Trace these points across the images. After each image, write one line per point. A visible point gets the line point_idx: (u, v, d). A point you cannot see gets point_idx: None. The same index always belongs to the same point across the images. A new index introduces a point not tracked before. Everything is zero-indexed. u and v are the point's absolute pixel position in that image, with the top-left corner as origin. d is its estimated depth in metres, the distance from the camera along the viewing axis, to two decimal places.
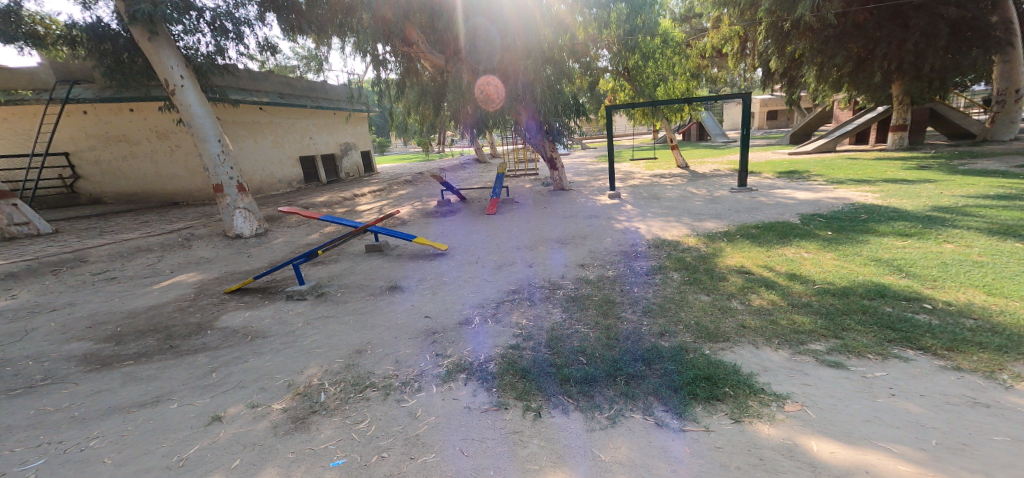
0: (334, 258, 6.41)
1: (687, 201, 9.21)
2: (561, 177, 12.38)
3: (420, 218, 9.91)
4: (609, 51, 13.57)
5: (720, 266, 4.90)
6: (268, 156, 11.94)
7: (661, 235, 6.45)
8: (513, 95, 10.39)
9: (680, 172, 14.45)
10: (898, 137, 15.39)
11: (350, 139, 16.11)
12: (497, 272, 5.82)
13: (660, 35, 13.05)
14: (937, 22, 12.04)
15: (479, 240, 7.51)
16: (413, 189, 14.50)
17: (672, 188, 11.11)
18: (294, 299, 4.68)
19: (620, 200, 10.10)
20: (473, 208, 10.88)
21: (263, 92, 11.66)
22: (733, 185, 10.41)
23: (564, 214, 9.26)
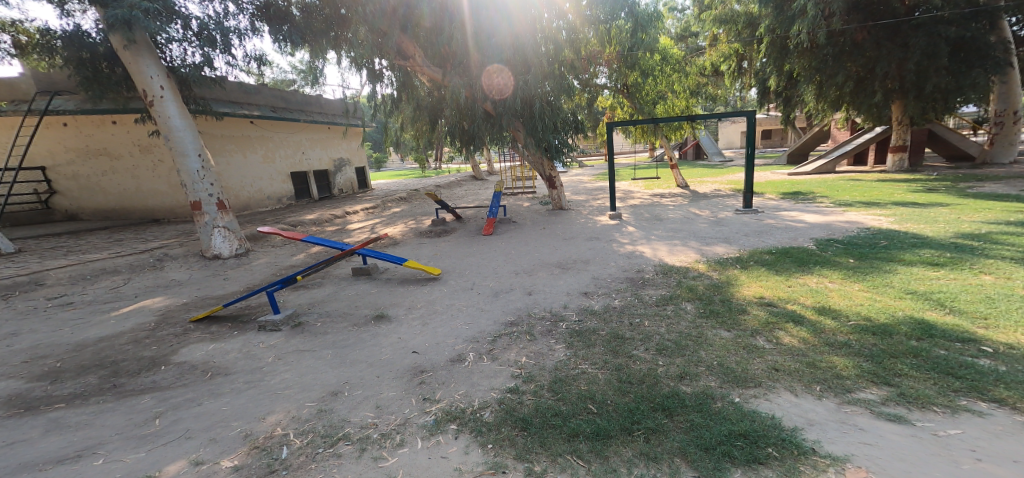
0: (318, 282, 5.95)
1: (691, 223, 8.87)
2: (560, 196, 12.06)
3: (413, 237, 9.50)
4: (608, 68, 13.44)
5: (737, 296, 4.47)
6: (258, 172, 11.57)
7: (669, 260, 6.07)
8: (512, 112, 10.15)
9: (680, 192, 14.22)
10: (898, 159, 15.26)
11: (344, 155, 15.80)
12: (494, 300, 5.37)
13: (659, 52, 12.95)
14: (937, 41, 12.02)
15: (475, 263, 7.08)
16: (407, 206, 14.12)
17: (675, 209, 10.77)
18: (267, 330, 4.19)
19: (621, 221, 9.76)
20: (469, 228, 10.48)
21: (254, 106, 11.38)
22: (738, 206, 10.12)
23: (564, 235, 8.87)
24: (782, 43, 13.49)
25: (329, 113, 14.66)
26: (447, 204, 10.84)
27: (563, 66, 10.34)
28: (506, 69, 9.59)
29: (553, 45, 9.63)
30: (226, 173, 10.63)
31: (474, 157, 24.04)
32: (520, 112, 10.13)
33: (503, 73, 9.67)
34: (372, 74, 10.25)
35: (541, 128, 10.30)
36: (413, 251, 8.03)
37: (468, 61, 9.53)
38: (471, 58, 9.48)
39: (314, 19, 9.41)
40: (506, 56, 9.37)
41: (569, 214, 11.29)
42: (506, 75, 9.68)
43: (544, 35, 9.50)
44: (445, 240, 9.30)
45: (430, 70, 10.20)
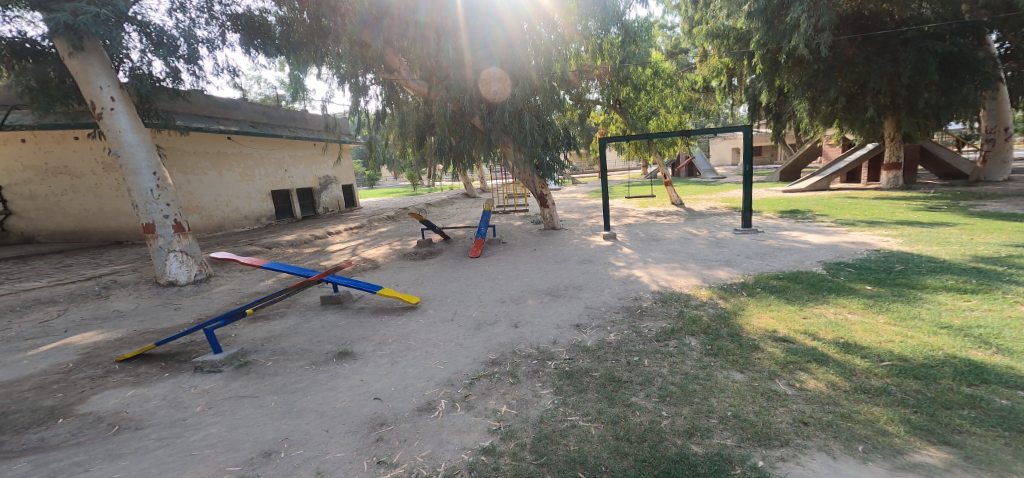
0: (280, 311, 5.35)
1: (688, 244, 8.42)
2: (551, 215, 11.62)
3: (396, 260, 8.96)
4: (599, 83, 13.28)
5: (748, 330, 3.90)
6: (235, 190, 11.04)
7: (668, 286, 5.57)
8: (501, 126, 9.82)
9: (674, 209, 13.88)
10: (892, 176, 15.00)
11: (330, 173, 15.36)
12: (475, 333, 4.81)
13: (651, 67, 12.80)
14: (926, 57, 11.93)
15: (458, 290, 6.53)
16: (394, 225, 13.59)
17: (671, 228, 10.33)
18: (204, 371, 3.58)
19: (615, 242, 9.32)
20: (456, 249, 9.95)
21: (231, 121, 11.01)
22: (736, 225, 9.74)
23: (555, 258, 8.36)
24: (774, 58, 13.39)
25: (314, 129, 14.27)
26: (432, 224, 10.32)
27: (554, 80, 10.09)
28: (497, 79, 9.37)
29: (546, 55, 9.37)
30: (199, 191, 10.08)
31: (466, 175, 23.73)
32: (508, 126, 9.77)
33: (497, 81, 9.43)
34: (357, 87, 9.89)
35: (531, 142, 9.91)
36: (392, 276, 7.47)
37: (457, 73, 9.25)
38: (461, 69, 9.26)
39: (297, 30, 9.17)
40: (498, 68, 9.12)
41: (560, 235, 10.80)
42: (500, 83, 9.45)
43: (536, 44, 9.26)
44: (429, 262, 8.75)
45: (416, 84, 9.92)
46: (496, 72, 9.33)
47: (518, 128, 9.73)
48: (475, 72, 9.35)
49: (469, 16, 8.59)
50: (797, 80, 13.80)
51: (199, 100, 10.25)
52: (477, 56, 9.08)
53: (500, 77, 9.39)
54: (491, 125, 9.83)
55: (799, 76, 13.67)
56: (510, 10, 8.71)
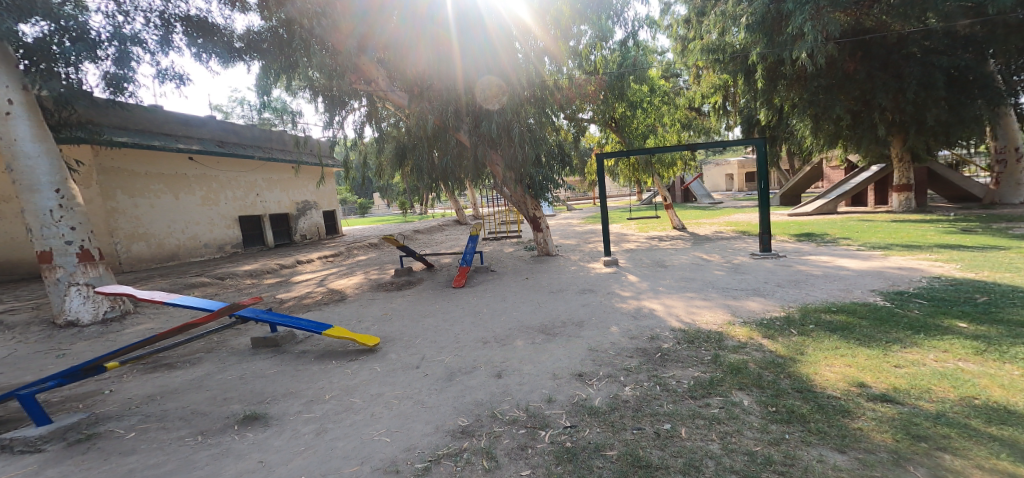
0: (194, 357, 4.15)
1: (703, 270, 7.36)
2: (545, 240, 10.56)
3: (368, 291, 7.81)
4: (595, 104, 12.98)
5: (822, 383, 2.78)
6: (194, 215, 9.94)
7: (691, 324, 4.47)
8: (489, 142, 9.14)
9: (678, 234, 12.97)
10: (904, 198, 14.06)
11: (310, 198, 14.41)
12: (445, 386, 3.63)
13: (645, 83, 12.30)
14: (932, 71, 11.49)
15: (433, 327, 5.37)
16: (375, 253, 12.48)
17: (679, 254, 9.31)
18: (14, 453, 2.43)
19: (619, 268, 8.28)
20: (438, 279, 8.81)
21: (194, 138, 10.20)
22: (752, 249, 8.76)
23: (551, 288, 7.26)
24: (774, 73, 12.91)
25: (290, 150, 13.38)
26: (412, 251, 9.19)
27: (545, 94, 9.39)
28: (484, 93, 8.60)
29: (534, 73, 8.75)
30: (149, 217, 8.96)
31: (457, 200, 22.97)
32: (496, 140, 9.01)
33: (485, 91, 8.63)
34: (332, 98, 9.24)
35: (523, 157, 9.02)
36: (357, 308, 6.30)
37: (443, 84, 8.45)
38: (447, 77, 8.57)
39: (268, 40, 8.61)
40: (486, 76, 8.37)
41: (555, 262, 9.72)
42: (488, 94, 8.65)
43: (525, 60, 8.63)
44: (406, 294, 7.59)
45: (396, 97, 9.17)
46: (485, 81, 8.54)
47: (508, 144, 8.94)
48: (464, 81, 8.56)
49: (452, 26, 7.92)
50: (798, 97, 13.36)
51: (156, 114, 9.51)
52: (464, 67, 8.36)
53: (490, 87, 8.59)
54: (477, 140, 9.07)
55: (799, 92, 13.24)
56: (496, 18, 8.07)
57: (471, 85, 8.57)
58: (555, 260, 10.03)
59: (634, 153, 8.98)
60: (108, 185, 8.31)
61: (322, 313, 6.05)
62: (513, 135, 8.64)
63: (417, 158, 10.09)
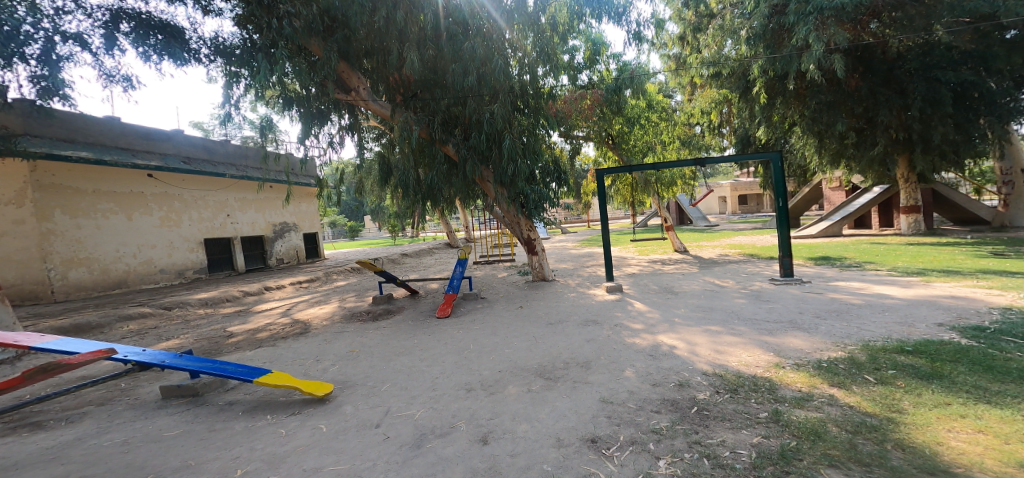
0: (79, 413, 3.15)
1: (720, 297, 6.52)
2: (541, 264, 9.67)
3: (340, 320, 6.83)
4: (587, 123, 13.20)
5: (960, 455, 2.00)
6: (148, 238, 9.21)
7: (728, 367, 3.58)
8: (480, 156, 8.48)
9: (681, 257, 12.24)
10: (914, 220, 13.43)
11: (289, 219, 13.57)
12: (410, 457, 2.65)
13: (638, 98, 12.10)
14: (937, 86, 11.05)
15: (407, 368, 4.40)
16: (356, 278, 11.50)
17: (688, 279, 8.49)
18: None
19: (624, 295, 7.43)
20: (421, 307, 7.83)
21: (153, 155, 9.55)
22: (769, 274, 7.98)
23: (548, 319, 6.34)
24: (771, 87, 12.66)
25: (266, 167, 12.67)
26: (392, 276, 8.22)
27: (539, 105, 8.76)
28: (473, 101, 7.96)
29: (525, 84, 8.37)
30: (92, 239, 8.19)
31: (449, 222, 22.23)
32: (485, 152, 8.35)
33: (473, 100, 8.01)
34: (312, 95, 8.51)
35: (514, 172, 8.24)
36: (319, 342, 5.31)
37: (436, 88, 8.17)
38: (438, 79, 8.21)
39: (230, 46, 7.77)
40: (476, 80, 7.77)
41: (553, 288, 8.80)
42: (476, 102, 8.01)
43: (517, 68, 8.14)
44: (382, 324, 6.61)
45: (377, 107, 8.46)
46: (469, 87, 7.83)
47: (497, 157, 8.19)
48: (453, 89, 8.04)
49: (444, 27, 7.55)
50: (799, 114, 12.99)
51: (113, 124, 9.08)
52: (452, 74, 7.79)
53: (478, 94, 7.98)
54: (465, 154, 8.38)
55: (799, 110, 12.92)
56: (486, 23, 7.57)
57: (460, 91, 7.98)
58: (552, 285, 9.13)
59: (635, 168, 8.28)
60: (44, 204, 7.57)
61: (276, 348, 5.06)
62: (503, 148, 7.87)
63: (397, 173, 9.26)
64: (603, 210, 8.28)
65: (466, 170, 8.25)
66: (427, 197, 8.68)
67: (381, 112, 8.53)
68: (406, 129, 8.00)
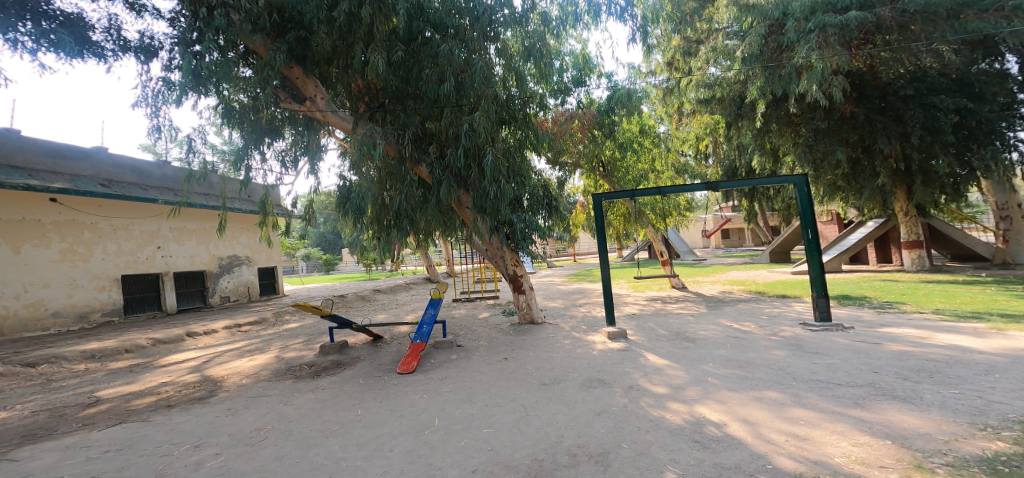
0: None
1: (754, 347, 5.24)
2: (529, 305, 8.27)
3: (269, 375, 5.26)
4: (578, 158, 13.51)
5: None
6: (43, 275, 8.07)
7: (840, 471, 2.26)
8: (458, 178, 7.35)
9: (681, 294, 11.18)
10: (918, 256, 12.67)
11: (238, 252, 12.26)
12: None
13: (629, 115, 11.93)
14: (936, 114, 10.58)
15: (334, 463, 2.89)
16: (311, 320, 9.81)
17: (702, 323, 7.20)
18: None
19: (631, 345, 6.12)
20: (380, 357, 6.26)
21: (62, 176, 8.49)
22: (796, 317, 6.84)
23: (540, 379, 4.89)
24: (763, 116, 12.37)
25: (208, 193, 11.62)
26: (346, 320, 6.65)
27: (527, 118, 7.81)
28: (450, 112, 7.06)
29: (516, 95, 7.59)
30: None
31: (428, 256, 20.88)
32: (463, 172, 7.22)
33: (449, 112, 7.12)
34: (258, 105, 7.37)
35: (497, 193, 7.03)
36: (218, 415, 3.73)
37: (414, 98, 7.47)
38: (412, 90, 7.52)
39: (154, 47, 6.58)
40: (457, 83, 6.95)
41: (543, 335, 7.35)
42: (452, 114, 7.14)
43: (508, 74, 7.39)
44: (324, 381, 5.03)
45: (337, 119, 7.33)
46: (448, 91, 6.91)
47: (477, 178, 7.00)
48: (432, 99, 7.20)
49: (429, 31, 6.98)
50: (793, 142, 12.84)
51: (9, 139, 7.97)
52: (428, 83, 6.97)
53: (456, 104, 7.12)
54: (440, 173, 7.21)
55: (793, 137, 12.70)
56: (467, 26, 6.88)
57: (439, 96, 7.03)
58: (542, 331, 7.70)
59: (637, 192, 7.22)
60: None
61: (145, 425, 3.46)
62: (484, 164, 6.70)
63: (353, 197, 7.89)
64: (601, 242, 7.07)
65: (440, 192, 7.01)
66: (389, 234, 7.27)
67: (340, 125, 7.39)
68: (367, 144, 6.82)
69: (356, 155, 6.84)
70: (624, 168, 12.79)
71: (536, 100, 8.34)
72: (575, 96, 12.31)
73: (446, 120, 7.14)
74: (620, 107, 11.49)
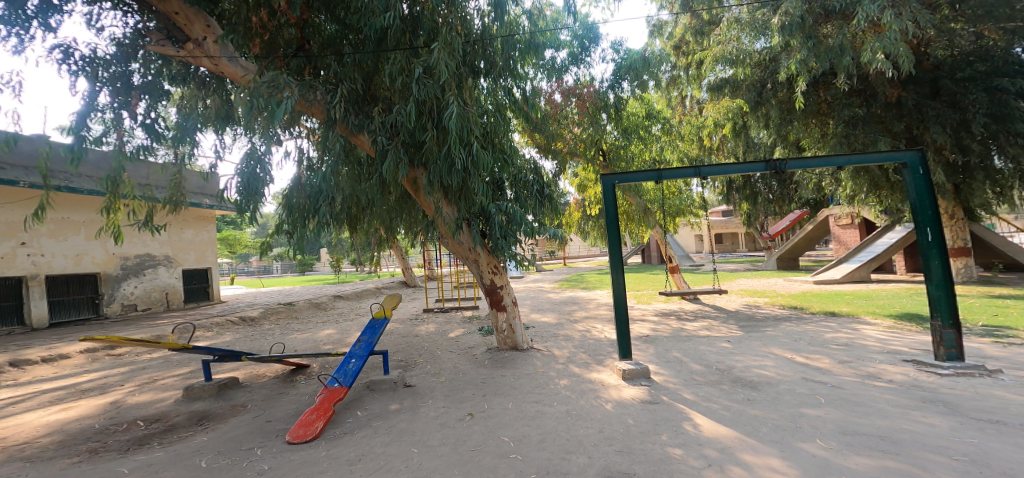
0: None
1: (873, 408, 3.21)
2: (511, 326, 6.12)
3: (56, 449, 3.08)
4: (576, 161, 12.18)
5: None
6: None
7: None
8: (413, 145, 5.15)
9: (696, 307, 9.30)
10: (965, 265, 10.93)
11: (150, 251, 10.58)
12: None
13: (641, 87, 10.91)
14: (1002, 97, 9.04)
15: None
16: (225, 339, 7.52)
17: (748, 353, 5.17)
18: None
19: (660, 395, 4.07)
20: (277, 407, 4.07)
21: None
22: (885, 348, 4.87)
23: (522, 471, 2.76)
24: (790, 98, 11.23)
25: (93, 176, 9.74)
26: (232, 351, 4.30)
27: (512, 74, 5.75)
28: (402, 58, 4.92)
29: (508, 43, 5.62)
30: None
31: (406, 258, 18.77)
32: (418, 138, 5.01)
33: (394, 54, 4.99)
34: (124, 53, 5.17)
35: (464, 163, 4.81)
36: None
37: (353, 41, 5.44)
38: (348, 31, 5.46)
39: None
40: (413, 19, 5.04)
41: (528, 373, 5.22)
42: (401, 57, 4.95)
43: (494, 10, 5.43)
44: (135, 463, 2.86)
45: (234, 68, 5.02)
46: (393, 26, 4.81)
47: (434, 145, 4.73)
48: (378, 41, 5.20)
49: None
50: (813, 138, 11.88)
51: None
52: (365, 15, 4.83)
53: (411, 47, 5.10)
54: (384, 141, 4.91)
55: (814, 132, 11.83)
56: None
57: (389, 36, 5.02)
58: (528, 364, 5.57)
59: (666, 171, 5.26)
60: None
61: None
62: (445, 119, 4.47)
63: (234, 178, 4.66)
64: (612, 239, 5.06)
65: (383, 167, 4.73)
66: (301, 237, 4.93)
67: (240, 76, 5.03)
68: (262, 95, 4.51)
69: (249, 109, 4.54)
70: (631, 153, 11.08)
71: (534, 57, 6.22)
72: (575, 73, 10.55)
73: (396, 70, 4.92)
74: (631, 79, 10.28)
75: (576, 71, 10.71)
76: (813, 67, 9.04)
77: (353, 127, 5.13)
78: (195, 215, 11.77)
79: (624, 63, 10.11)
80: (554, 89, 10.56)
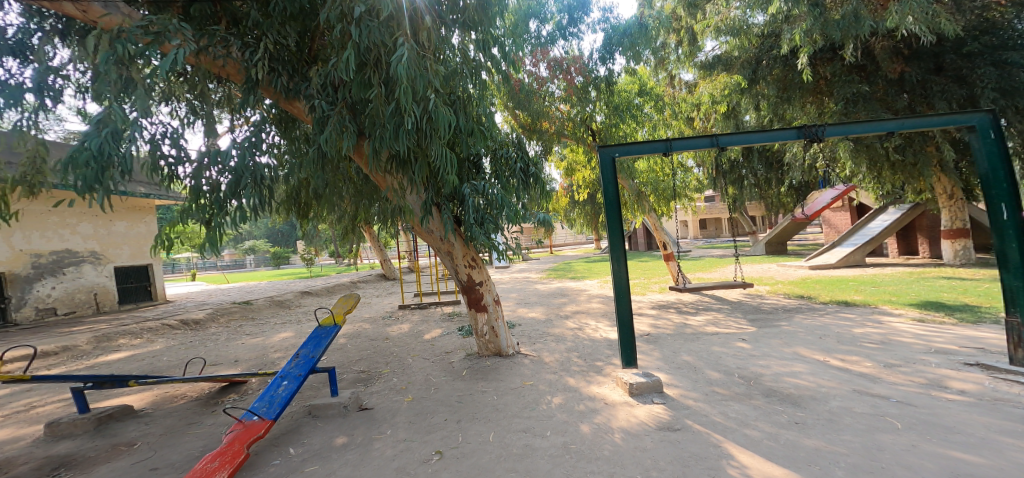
0: None
1: (972, 438, 2.42)
2: (493, 331, 5.19)
3: None
4: (563, 143, 11.31)
5: None
6: None
7: None
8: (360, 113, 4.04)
9: (694, 298, 8.59)
10: (963, 247, 10.51)
11: (67, 248, 9.61)
12: None
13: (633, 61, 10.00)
14: (1011, 71, 8.53)
15: None
16: (154, 348, 6.38)
17: (772, 356, 4.39)
18: None
19: (679, 416, 3.23)
20: (177, 446, 3.05)
21: None
22: (933, 348, 4.14)
23: None
24: (786, 75, 11.02)
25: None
26: (120, 376, 3.27)
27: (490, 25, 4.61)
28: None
29: None
30: None
31: (383, 250, 17.65)
32: (364, 100, 3.88)
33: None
34: None
35: (417, 125, 3.65)
36: None
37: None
38: None
39: None
40: None
41: (514, 389, 4.30)
42: None
43: None
44: None
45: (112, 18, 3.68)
46: None
47: (380, 103, 3.56)
48: None
49: None
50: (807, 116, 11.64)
51: None
52: None
53: None
54: (324, 106, 3.80)
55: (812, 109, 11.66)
56: None
57: None
58: (514, 377, 4.65)
59: (676, 141, 4.38)
60: None
61: None
62: (393, 67, 3.29)
63: (83, 144, 2.94)
64: (615, 225, 4.19)
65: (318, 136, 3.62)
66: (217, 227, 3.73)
67: (99, 16, 3.64)
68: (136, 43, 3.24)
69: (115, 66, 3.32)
70: (622, 133, 10.20)
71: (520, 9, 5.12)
72: (563, 46, 9.55)
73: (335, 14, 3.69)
74: (623, 52, 9.31)
75: (564, 44, 9.68)
76: (819, 38, 8.28)
77: (285, 91, 4.12)
78: (127, 205, 10.85)
79: (616, 33, 9.16)
80: (539, 63, 9.54)
